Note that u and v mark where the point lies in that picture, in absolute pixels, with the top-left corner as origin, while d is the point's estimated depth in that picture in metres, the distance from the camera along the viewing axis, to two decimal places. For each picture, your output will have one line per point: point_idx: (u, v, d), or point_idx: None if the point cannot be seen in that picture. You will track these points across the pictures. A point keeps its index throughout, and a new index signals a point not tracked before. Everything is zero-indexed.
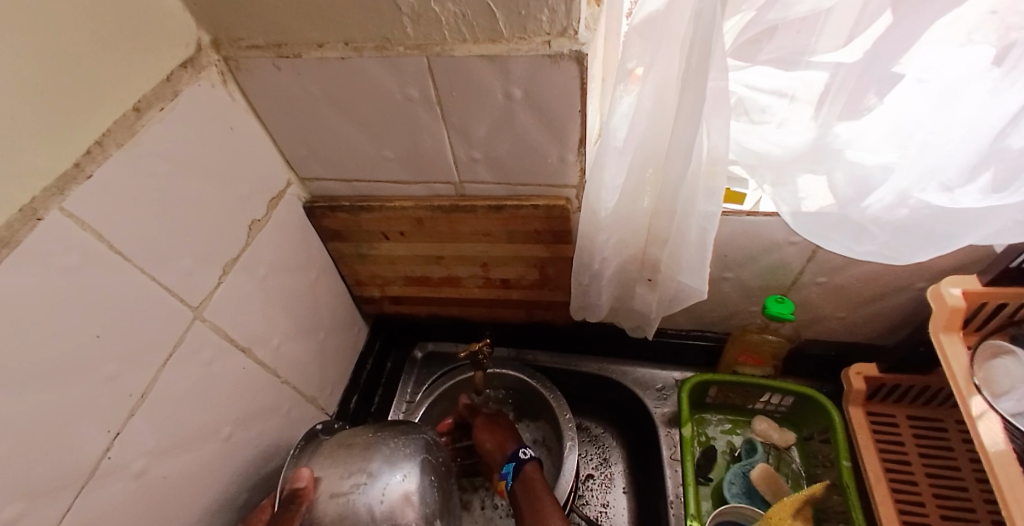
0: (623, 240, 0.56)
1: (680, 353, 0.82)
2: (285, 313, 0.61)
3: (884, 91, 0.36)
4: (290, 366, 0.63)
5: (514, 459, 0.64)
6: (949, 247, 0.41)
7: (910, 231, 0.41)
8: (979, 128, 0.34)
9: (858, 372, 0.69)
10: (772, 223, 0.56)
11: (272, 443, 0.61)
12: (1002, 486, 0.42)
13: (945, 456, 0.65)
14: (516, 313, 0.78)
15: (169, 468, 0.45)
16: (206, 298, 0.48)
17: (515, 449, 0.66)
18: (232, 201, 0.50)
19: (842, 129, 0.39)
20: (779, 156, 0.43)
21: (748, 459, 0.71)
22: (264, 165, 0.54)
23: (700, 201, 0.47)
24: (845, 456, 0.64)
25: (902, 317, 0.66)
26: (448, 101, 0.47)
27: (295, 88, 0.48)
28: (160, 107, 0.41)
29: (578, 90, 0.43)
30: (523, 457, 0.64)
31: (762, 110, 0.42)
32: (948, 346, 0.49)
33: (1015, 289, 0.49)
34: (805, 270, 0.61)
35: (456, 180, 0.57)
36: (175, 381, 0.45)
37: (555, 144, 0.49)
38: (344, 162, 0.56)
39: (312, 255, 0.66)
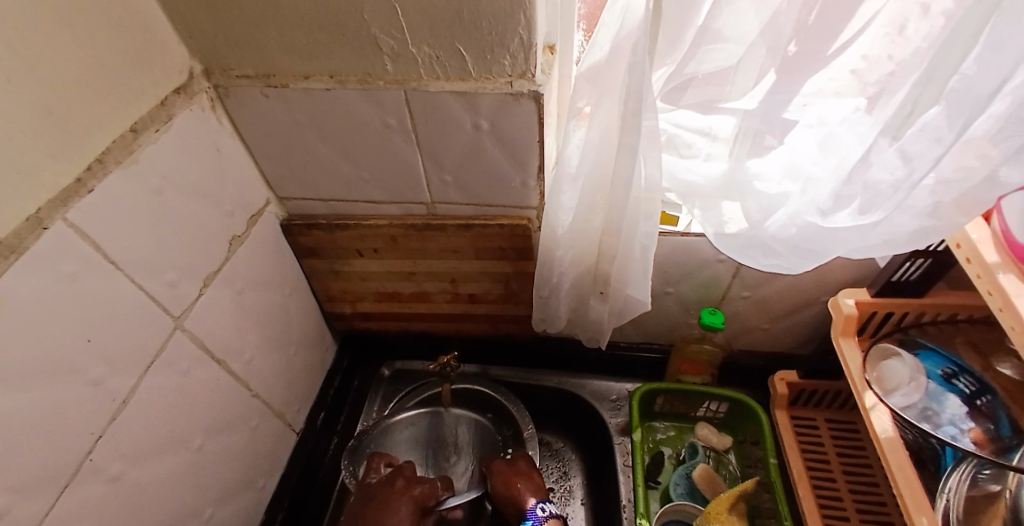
0: (577, 256, 0.63)
1: (631, 365, 0.89)
2: (259, 324, 0.63)
3: (782, 134, 0.45)
4: (262, 376, 0.65)
5: (534, 515, 0.65)
6: (827, 257, 0.48)
7: (802, 247, 0.49)
8: (848, 160, 0.43)
9: (782, 378, 0.77)
10: (703, 243, 0.64)
11: (241, 454, 0.62)
12: (892, 467, 0.49)
13: (858, 454, 0.74)
14: (481, 328, 0.83)
15: (146, 472, 0.47)
16: (188, 307, 0.50)
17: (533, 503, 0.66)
18: (215, 217, 0.53)
19: (753, 165, 0.48)
20: (702, 185, 0.52)
21: (690, 460, 0.77)
22: (245, 183, 0.58)
23: (642, 223, 0.54)
24: (772, 454, 0.72)
25: (817, 328, 0.76)
26: (422, 130, 0.53)
27: (280, 113, 0.53)
28: (155, 128, 0.44)
29: (536, 124, 0.50)
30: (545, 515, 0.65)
31: (688, 145, 0.50)
32: (846, 349, 0.57)
33: (897, 300, 0.58)
34: (733, 285, 0.70)
35: (428, 200, 0.62)
36: (155, 386, 0.47)
37: (517, 171, 0.56)
38: (323, 183, 0.61)
39: (287, 270, 0.69)
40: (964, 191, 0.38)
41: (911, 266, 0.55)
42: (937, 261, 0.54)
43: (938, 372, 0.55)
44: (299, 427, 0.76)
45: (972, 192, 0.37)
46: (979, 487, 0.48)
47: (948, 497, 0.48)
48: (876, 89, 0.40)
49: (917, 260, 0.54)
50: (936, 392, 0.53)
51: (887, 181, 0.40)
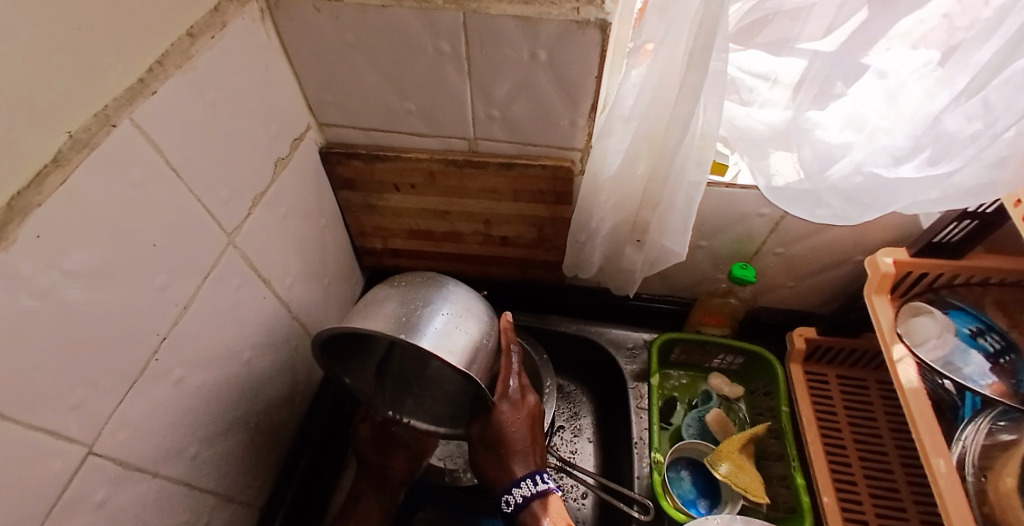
0: (618, 203, 0.63)
1: (649, 316, 0.91)
2: (299, 253, 0.63)
3: (849, 82, 0.44)
4: (301, 303, 0.66)
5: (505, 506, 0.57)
6: (887, 210, 0.48)
7: (857, 198, 0.49)
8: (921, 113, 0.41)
9: (800, 333, 0.79)
10: (746, 195, 0.63)
11: (282, 374, 0.64)
12: (914, 414, 0.51)
13: (864, 408, 0.77)
14: (510, 271, 0.84)
15: (201, 378, 0.49)
16: (238, 226, 0.51)
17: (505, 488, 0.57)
18: (262, 137, 0.52)
19: (814, 117, 0.47)
20: (760, 132, 0.51)
21: (703, 406, 0.80)
22: (291, 106, 0.57)
23: (691, 170, 0.54)
24: (784, 402, 0.75)
25: (841, 288, 0.77)
26: (476, 57, 0.51)
27: (330, 32, 0.51)
28: (210, 35, 0.43)
29: (597, 57, 0.48)
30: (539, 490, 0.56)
31: (750, 90, 0.49)
32: (879, 306, 0.59)
33: (934, 260, 0.58)
34: (767, 241, 0.70)
35: (471, 136, 0.61)
36: (210, 298, 0.48)
37: (568, 108, 0.55)
38: (366, 111, 0.59)
39: (324, 201, 0.68)
40: None
41: (955, 227, 0.56)
42: (983, 223, 0.54)
43: (966, 330, 0.56)
44: None
45: None
46: (994, 437, 0.50)
47: (965, 444, 0.50)
48: (968, 33, 0.38)
49: (963, 221, 0.55)
50: (961, 348, 0.55)
51: (965, 130, 0.39)
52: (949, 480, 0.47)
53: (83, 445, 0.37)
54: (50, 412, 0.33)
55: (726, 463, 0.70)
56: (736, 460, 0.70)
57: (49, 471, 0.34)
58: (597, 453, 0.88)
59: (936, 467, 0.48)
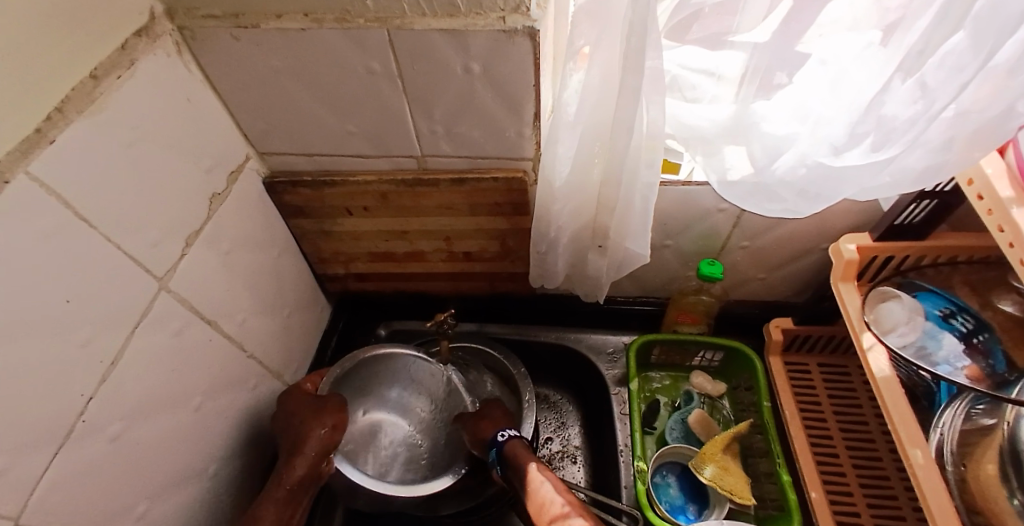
0: (576, 210, 0.62)
1: (626, 319, 0.89)
2: (249, 289, 0.61)
3: (793, 71, 0.42)
4: (256, 339, 0.64)
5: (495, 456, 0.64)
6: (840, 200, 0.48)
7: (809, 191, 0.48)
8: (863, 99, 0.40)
9: (777, 325, 0.77)
10: (704, 192, 0.62)
11: (241, 415, 0.62)
12: (887, 404, 0.50)
13: (849, 395, 0.76)
14: (478, 287, 0.82)
15: (144, 431, 0.46)
16: (172, 269, 0.48)
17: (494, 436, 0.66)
18: (193, 174, 0.50)
19: (759, 109, 0.46)
20: (707, 128, 0.50)
21: (686, 407, 0.79)
22: (224, 138, 0.55)
23: (643, 172, 0.53)
24: (766, 398, 0.73)
25: (812, 276, 0.76)
26: (409, 74, 0.49)
27: (253, 59, 0.48)
28: (117, 75, 0.41)
29: (532, 64, 0.46)
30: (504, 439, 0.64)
31: (693, 87, 0.48)
32: (846, 295, 0.58)
33: (899, 243, 0.57)
34: (733, 235, 0.69)
35: (418, 153, 0.59)
36: (145, 347, 0.46)
37: (512, 119, 0.53)
38: (306, 137, 0.57)
39: (274, 232, 0.66)
40: (983, 124, 0.37)
41: (915, 207, 0.55)
42: (942, 203, 0.53)
43: (937, 312, 0.55)
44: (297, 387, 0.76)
45: (988, 126, 0.36)
46: (973, 421, 0.48)
47: (942, 431, 0.49)
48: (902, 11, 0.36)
49: (923, 201, 0.54)
50: (931, 332, 0.53)
51: (905, 116, 0.38)
52: (928, 471, 0.46)
53: (7, 520, 0.34)
54: None
55: (710, 466, 0.67)
56: (720, 462, 0.68)
57: None
58: (586, 463, 0.87)
59: (913, 458, 0.47)
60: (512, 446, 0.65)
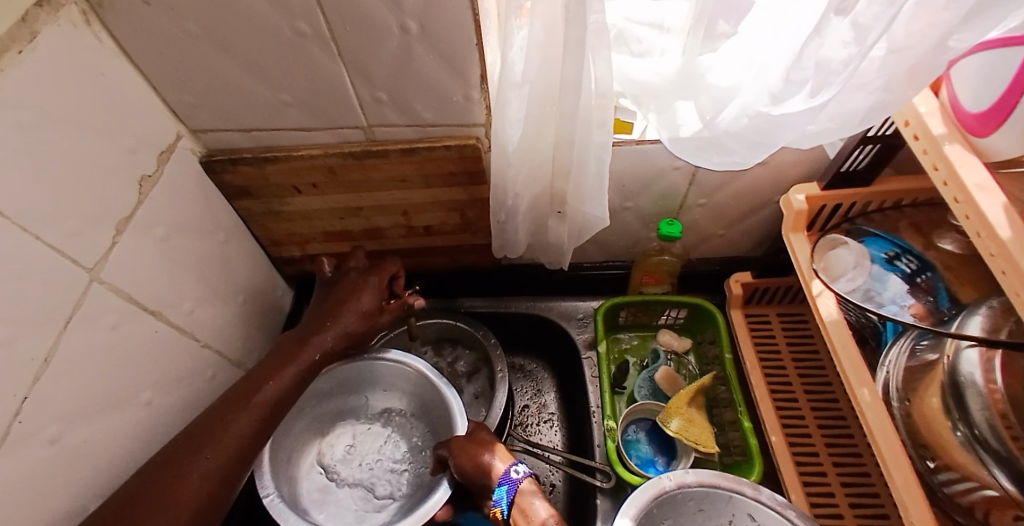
0: (530, 176, 0.61)
1: (595, 284, 0.89)
2: (194, 278, 0.59)
3: (733, 21, 0.43)
4: (207, 327, 0.61)
5: (508, 481, 0.52)
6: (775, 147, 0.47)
7: (748, 138, 0.47)
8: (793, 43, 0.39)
9: (737, 279, 0.79)
10: (657, 150, 0.62)
11: (198, 407, 0.60)
12: (837, 347, 0.51)
13: (807, 342, 0.78)
14: (441, 260, 0.81)
15: (89, 430, 0.45)
16: (102, 259, 0.46)
17: (506, 467, 0.54)
18: (114, 155, 0.47)
19: (706, 61, 0.46)
20: (657, 85, 0.49)
21: (653, 365, 0.80)
22: (146, 115, 0.51)
23: (595, 132, 0.52)
24: (727, 350, 0.75)
25: (768, 229, 0.78)
26: (342, 36, 0.46)
27: (168, 24, 0.44)
28: (19, 49, 0.37)
29: (471, 21, 0.44)
30: (519, 476, 0.52)
31: (639, 41, 0.48)
32: (796, 243, 0.59)
33: (847, 190, 0.59)
34: (689, 193, 0.69)
35: (365, 123, 0.57)
36: (78, 344, 0.43)
37: (457, 82, 0.51)
38: (239, 111, 0.54)
39: (217, 215, 0.63)
40: (916, 60, 0.36)
41: (859, 154, 0.55)
42: (886, 146, 0.54)
43: (882, 255, 0.56)
44: None
45: (920, 62, 0.36)
46: (918, 358, 0.49)
47: (888, 370, 0.50)
48: None
49: (867, 146, 0.54)
50: (878, 275, 0.54)
51: (840, 58, 0.37)
52: (875, 408, 0.46)
53: None
54: None
55: (676, 419, 0.70)
56: (686, 414, 0.70)
57: None
58: (562, 426, 0.87)
59: (861, 397, 0.47)
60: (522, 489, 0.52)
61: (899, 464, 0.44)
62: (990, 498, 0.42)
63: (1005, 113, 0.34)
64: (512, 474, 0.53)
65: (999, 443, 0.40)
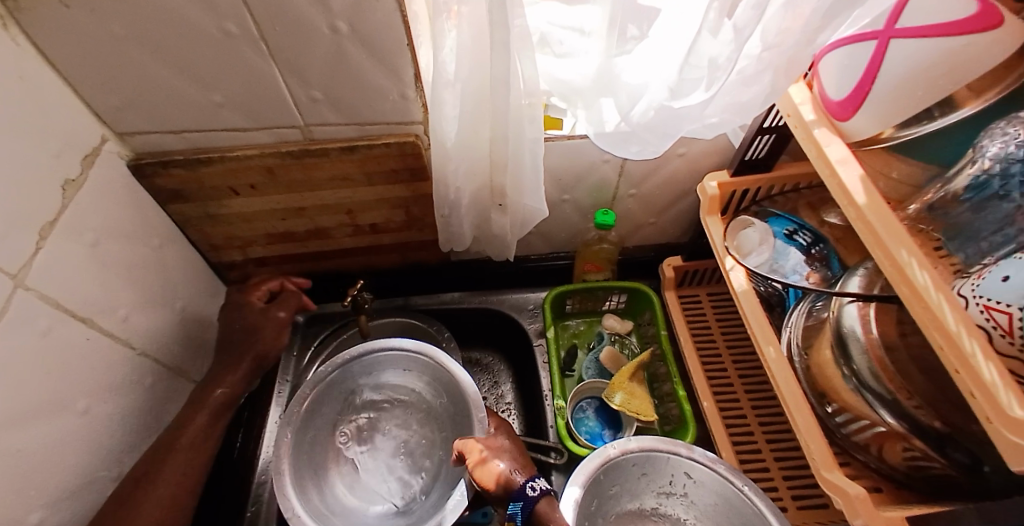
0: (471, 170, 0.63)
1: (542, 275, 0.93)
2: (128, 284, 0.57)
3: (641, 25, 0.45)
4: (144, 335, 0.60)
5: (524, 497, 0.50)
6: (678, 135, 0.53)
7: (653, 128, 0.52)
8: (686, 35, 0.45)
9: (670, 263, 0.84)
10: (585, 143, 0.66)
11: (136, 417, 0.58)
12: (747, 313, 0.57)
13: (735, 317, 0.85)
14: (390, 258, 0.82)
15: (19, 443, 0.43)
16: (26, 265, 0.44)
17: (523, 483, 0.51)
18: (35, 159, 0.45)
19: (621, 62, 0.49)
20: (580, 83, 0.53)
21: (598, 346, 0.85)
22: (68, 118, 0.50)
23: (527, 127, 0.55)
24: (661, 327, 0.81)
25: (694, 215, 0.84)
26: (273, 36, 0.47)
27: (90, 27, 0.44)
28: None
29: (400, 22, 0.46)
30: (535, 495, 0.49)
31: (560, 43, 0.51)
32: (712, 226, 0.65)
33: (751, 176, 0.65)
34: (620, 184, 0.74)
35: (302, 123, 0.57)
36: (4, 353, 0.42)
37: (392, 82, 0.53)
38: (169, 112, 0.54)
39: (150, 221, 0.62)
40: (785, 56, 0.42)
41: (759, 143, 0.61)
42: (780, 136, 0.61)
43: (783, 231, 0.62)
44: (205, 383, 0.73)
45: (790, 56, 0.42)
46: (813, 316, 0.57)
47: (791, 329, 0.58)
48: None
49: (766, 135, 0.60)
50: (781, 248, 0.61)
51: (725, 53, 0.43)
52: (780, 363, 0.53)
53: None
54: None
55: (619, 393, 0.74)
56: (627, 388, 0.75)
57: None
58: (519, 414, 0.90)
59: (768, 354, 0.53)
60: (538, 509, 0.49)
61: (801, 409, 0.50)
62: (880, 434, 0.48)
63: (861, 97, 0.40)
64: (528, 493, 0.50)
65: (881, 386, 0.47)
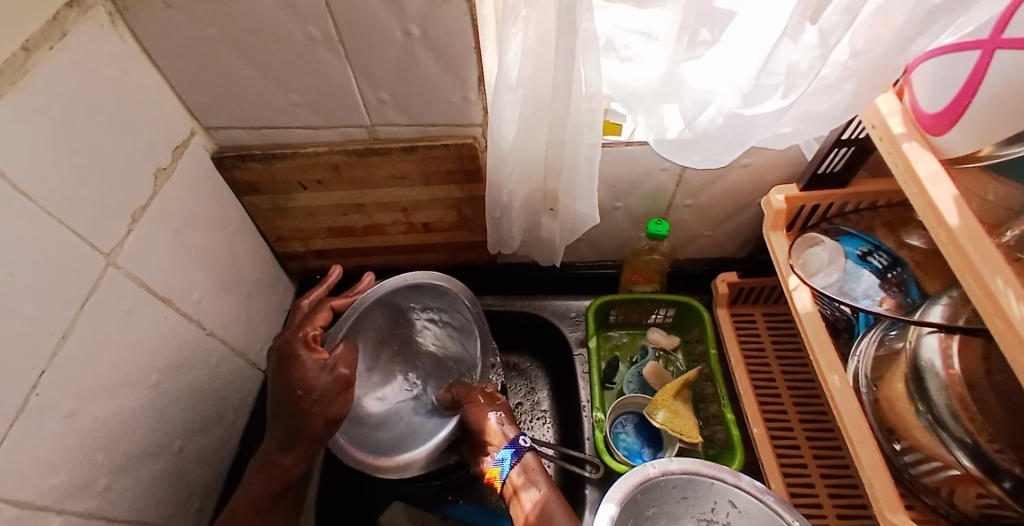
0: (525, 174, 0.64)
1: (588, 283, 0.92)
2: (202, 267, 0.61)
3: (714, 28, 0.45)
4: (214, 316, 0.64)
5: (517, 446, 0.62)
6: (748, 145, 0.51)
7: (720, 137, 0.51)
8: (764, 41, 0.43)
9: (724, 279, 0.82)
10: (644, 151, 0.65)
11: (202, 392, 0.62)
12: (810, 338, 0.54)
13: (792, 340, 0.81)
14: (440, 257, 0.84)
15: (101, 407, 0.47)
16: (118, 244, 0.48)
17: (517, 436, 0.63)
18: (132, 148, 0.50)
19: (688, 68, 0.48)
20: (643, 88, 0.53)
21: (641, 361, 0.83)
22: (164, 112, 0.54)
23: (585, 132, 0.55)
24: (712, 346, 0.78)
25: (753, 230, 0.81)
26: (349, 40, 0.49)
27: (187, 29, 0.48)
28: (49, 46, 0.40)
29: (469, 26, 0.47)
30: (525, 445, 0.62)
31: (627, 47, 0.51)
32: (776, 241, 0.62)
33: (823, 191, 0.62)
34: (676, 194, 0.73)
35: (368, 123, 0.60)
36: (94, 324, 0.46)
37: (457, 85, 0.55)
38: (250, 109, 0.57)
39: (226, 209, 0.66)
40: (872, 63, 0.40)
41: (835, 156, 0.59)
42: (859, 148, 0.58)
43: (856, 252, 0.59)
44: (263, 365, 0.77)
45: (879, 63, 0.40)
46: (886, 347, 0.53)
47: (858, 359, 0.54)
48: None
49: (842, 149, 0.58)
50: (852, 270, 0.57)
51: (806, 61, 0.41)
52: (843, 393, 0.50)
53: None
54: None
55: (662, 411, 0.72)
56: (671, 407, 0.73)
57: None
58: (555, 423, 0.89)
59: (832, 383, 0.51)
60: (524, 457, 0.62)
61: (865, 443, 0.47)
62: (954, 477, 0.44)
63: (958, 112, 0.37)
64: (520, 442, 0.62)
65: (959, 424, 0.43)
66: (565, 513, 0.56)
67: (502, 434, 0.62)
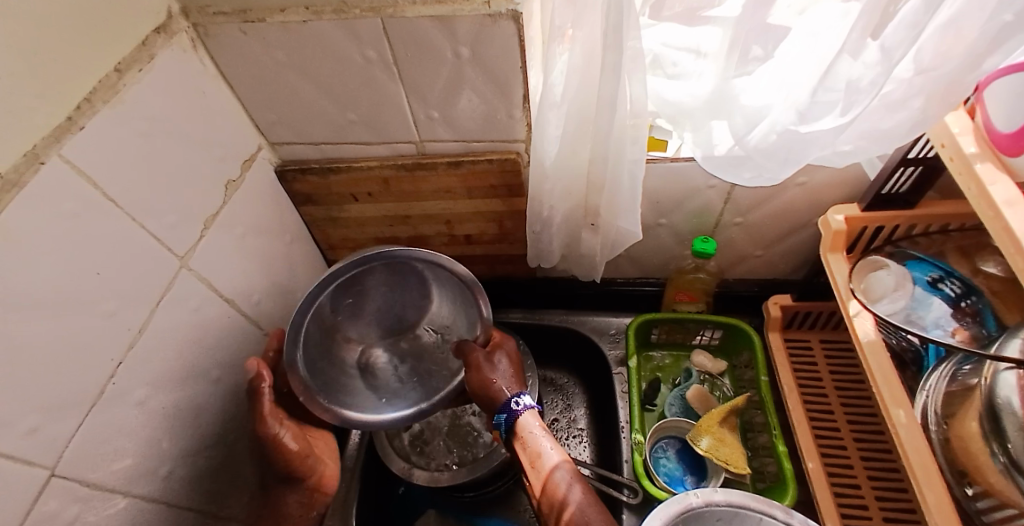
0: (567, 188, 0.64)
1: (629, 300, 0.91)
2: (262, 272, 0.66)
3: (767, 44, 0.44)
4: (270, 318, 0.68)
5: (506, 410, 0.60)
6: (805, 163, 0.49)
7: (775, 155, 0.49)
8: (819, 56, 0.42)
9: (776, 301, 0.78)
10: (691, 168, 0.64)
11: (257, 390, 0.66)
12: (872, 368, 0.50)
13: (851, 371, 0.76)
14: (481, 269, 0.85)
15: (168, 398, 0.51)
16: (191, 249, 0.53)
17: (511, 397, 0.61)
18: (207, 161, 0.54)
19: (740, 83, 0.47)
20: (690, 104, 0.52)
21: (685, 383, 0.80)
22: (235, 128, 0.59)
23: (628, 149, 0.55)
24: (762, 372, 0.74)
25: (808, 251, 0.77)
26: (402, 61, 0.52)
27: (259, 53, 0.52)
28: (138, 69, 0.45)
29: (517, 46, 0.49)
30: (516, 410, 0.60)
31: (674, 64, 0.50)
32: (835, 264, 0.58)
33: (887, 212, 0.58)
34: (725, 212, 0.71)
35: (417, 139, 0.62)
36: (166, 321, 0.50)
37: (503, 103, 0.56)
38: (310, 126, 0.61)
39: (286, 219, 0.70)
40: (944, 79, 0.38)
41: (901, 176, 0.55)
42: (927, 169, 0.54)
43: (927, 278, 0.55)
44: None
45: (951, 79, 0.38)
46: (959, 382, 0.49)
47: (928, 393, 0.50)
48: None
49: (909, 168, 0.54)
50: (922, 297, 0.54)
51: (867, 76, 0.39)
52: (911, 430, 0.46)
53: (44, 468, 0.38)
54: (5, 439, 0.35)
55: (707, 437, 0.69)
56: (717, 434, 0.70)
57: (10, 495, 0.35)
58: (592, 442, 0.87)
59: (896, 417, 0.47)
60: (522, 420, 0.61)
61: (932, 484, 0.43)
62: None
63: None
64: (511, 407, 0.60)
65: None
66: (561, 488, 0.55)
67: (496, 394, 0.61)
